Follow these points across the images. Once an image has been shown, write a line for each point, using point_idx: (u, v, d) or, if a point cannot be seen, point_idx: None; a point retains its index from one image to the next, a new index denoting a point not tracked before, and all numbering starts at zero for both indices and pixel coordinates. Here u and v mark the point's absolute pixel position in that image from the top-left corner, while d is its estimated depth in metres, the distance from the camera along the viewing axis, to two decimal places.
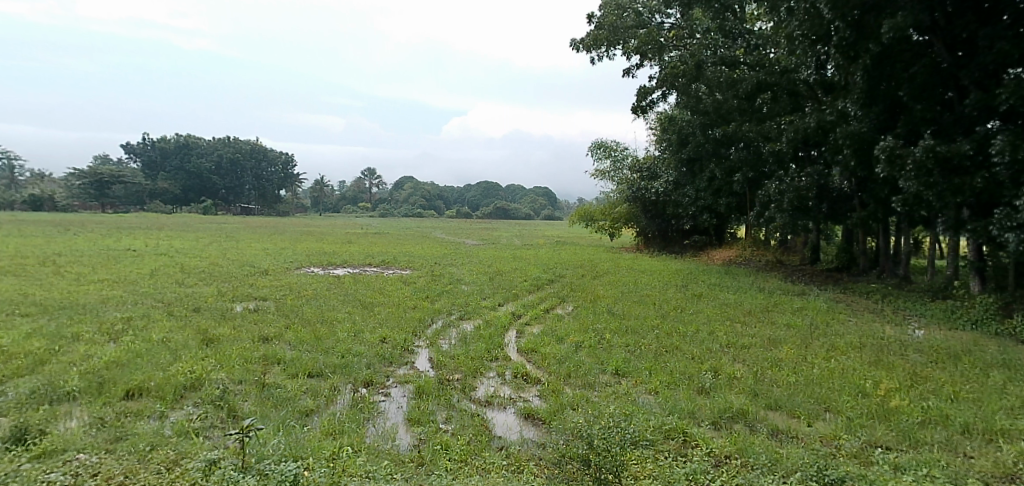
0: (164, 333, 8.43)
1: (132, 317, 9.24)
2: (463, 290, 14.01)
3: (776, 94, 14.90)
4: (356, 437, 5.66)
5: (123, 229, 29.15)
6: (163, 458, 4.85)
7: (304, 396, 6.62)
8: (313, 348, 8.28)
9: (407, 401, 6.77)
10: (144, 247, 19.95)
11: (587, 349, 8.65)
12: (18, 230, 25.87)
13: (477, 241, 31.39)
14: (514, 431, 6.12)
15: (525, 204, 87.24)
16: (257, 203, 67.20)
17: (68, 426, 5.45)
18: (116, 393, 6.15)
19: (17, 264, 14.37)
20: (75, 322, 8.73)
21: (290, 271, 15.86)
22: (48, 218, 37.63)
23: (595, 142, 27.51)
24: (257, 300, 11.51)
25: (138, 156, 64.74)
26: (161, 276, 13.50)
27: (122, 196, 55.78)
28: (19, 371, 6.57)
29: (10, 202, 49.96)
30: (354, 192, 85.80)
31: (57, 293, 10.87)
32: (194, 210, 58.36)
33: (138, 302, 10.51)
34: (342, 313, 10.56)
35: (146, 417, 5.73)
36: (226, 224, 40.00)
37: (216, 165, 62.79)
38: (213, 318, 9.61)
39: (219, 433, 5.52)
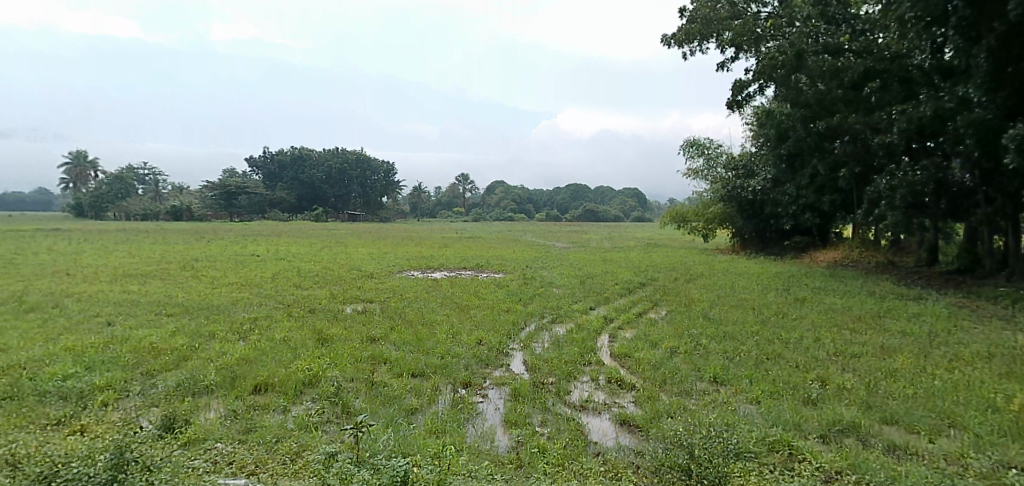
0: (285, 332, 9.13)
1: (258, 317, 10.06)
2: (556, 293, 14.11)
3: (886, 82, 13.98)
4: (458, 437, 5.88)
5: (247, 236, 31.66)
6: (287, 450, 5.30)
7: (409, 395, 6.95)
8: (416, 349, 8.68)
9: (504, 403, 6.95)
10: (265, 252, 21.58)
11: (683, 355, 8.50)
12: (162, 238, 28.78)
13: (567, 244, 31.47)
14: (610, 438, 6.13)
15: (616, 206, 85.98)
16: (362, 210, 70.83)
17: (208, 416, 6.05)
18: (246, 387, 6.74)
19: (163, 268, 16.06)
20: (210, 322, 9.64)
21: (392, 274, 16.61)
22: (187, 227, 41.49)
23: (686, 140, 26.80)
24: (365, 302, 12.19)
25: (258, 168, 70.02)
26: (280, 279, 14.58)
27: (247, 206, 60.37)
28: (167, 365, 7.34)
29: (156, 214, 55.97)
30: (448, 198, 88.45)
31: (196, 295, 12.00)
32: (307, 218, 62.11)
33: (262, 303, 11.42)
34: (440, 316, 10.95)
35: (272, 411, 6.25)
36: (333, 230, 42.34)
37: (326, 175, 66.56)
38: (326, 319, 10.27)
39: (335, 428, 5.92)
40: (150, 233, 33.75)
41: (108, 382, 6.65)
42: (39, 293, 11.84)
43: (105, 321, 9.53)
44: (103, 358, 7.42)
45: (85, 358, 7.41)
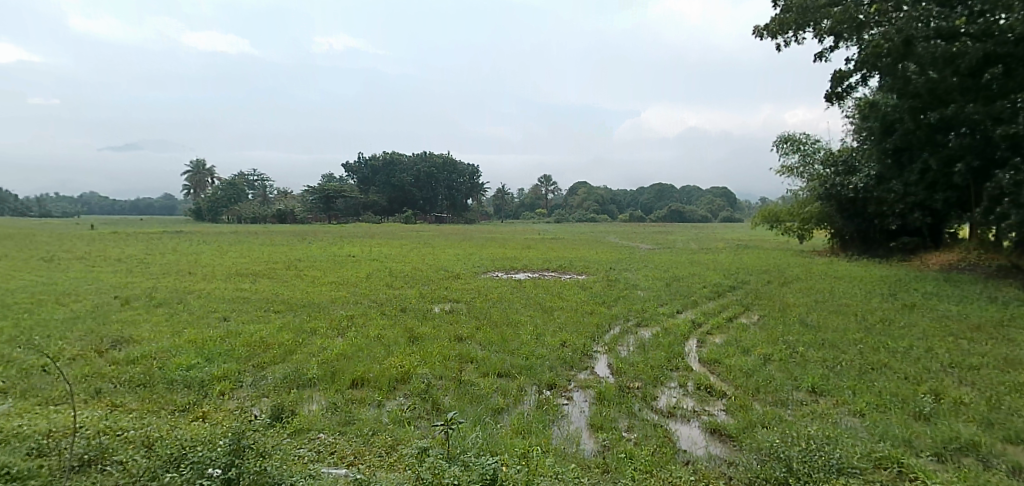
0: (379, 329, 9.52)
1: (353, 315, 10.56)
2: (641, 296, 13.88)
3: (1010, 67, 12.81)
4: (544, 439, 5.92)
5: (342, 238, 33.30)
6: (383, 443, 5.54)
7: (496, 395, 7.07)
8: (501, 349, 8.81)
9: (589, 406, 6.92)
10: (359, 253, 22.58)
11: (778, 363, 8.14)
12: (266, 240, 30.78)
13: (652, 245, 30.87)
14: (700, 446, 5.96)
15: (704, 206, 83.26)
16: (449, 213, 72.15)
17: (311, 407, 6.42)
18: (345, 381, 7.10)
19: (269, 268, 17.19)
20: (311, 318, 10.22)
21: (477, 275, 16.93)
22: (290, 230, 44.17)
23: (780, 136, 25.59)
24: (452, 302, 12.49)
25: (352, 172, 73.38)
26: (373, 279, 15.22)
27: (343, 209, 64.14)
28: (275, 358, 7.85)
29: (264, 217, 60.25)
30: (531, 199, 88.91)
31: (299, 293, 12.75)
32: (397, 220, 64.41)
33: (357, 301, 11.98)
34: (524, 317, 11.04)
35: (369, 405, 6.54)
36: (421, 232, 43.64)
37: (415, 178, 68.60)
38: (416, 317, 10.62)
39: (426, 424, 6.12)
40: (255, 235, 36.13)
41: (224, 373, 7.20)
42: (165, 290, 13.01)
43: (220, 316, 10.33)
44: (220, 351, 8.05)
45: (205, 350, 8.07)
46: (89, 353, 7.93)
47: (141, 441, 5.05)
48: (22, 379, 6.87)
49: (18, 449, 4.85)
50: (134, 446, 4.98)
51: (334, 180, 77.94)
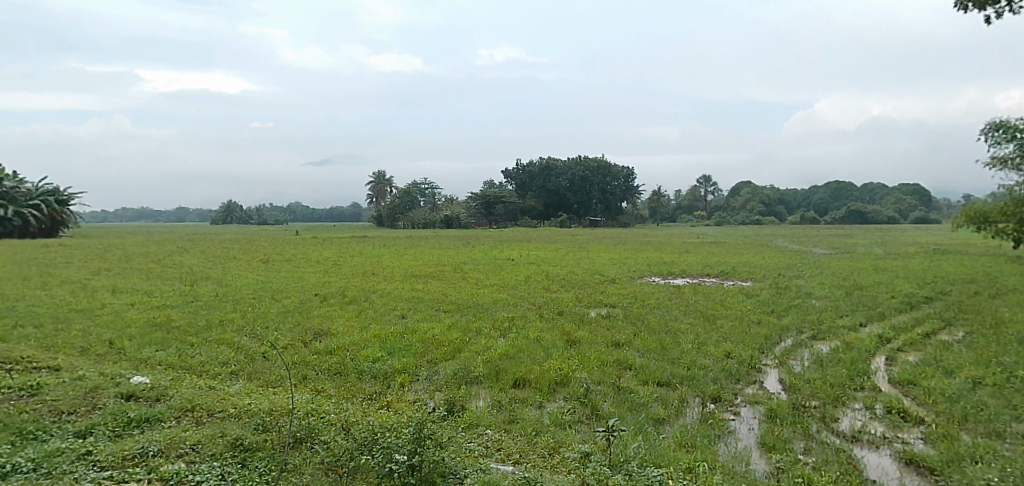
0: (538, 332, 9.75)
1: (514, 317, 10.93)
2: (816, 305, 12.73)
3: None
4: (710, 455, 5.68)
5: (501, 241, 34.57)
6: (546, 444, 5.68)
7: (656, 404, 6.91)
8: (661, 357, 8.60)
9: (759, 424, 6.50)
10: (517, 256, 23.29)
11: (990, 389, 7.05)
12: (432, 243, 32.87)
13: (828, 250, 28.19)
14: (893, 478, 5.35)
15: (890, 206, 74.31)
16: (603, 216, 71.71)
17: (478, 404, 6.75)
18: (508, 381, 7.37)
19: (436, 270, 18.35)
20: (476, 319, 10.75)
21: (634, 279, 16.66)
22: (454, 234, 46.77)
23: (990, 122, 22.08)
24: (608, 306, 12.43)
25: (510, 178, 75.86)
26: (531, 281, 15.62)
27: (501, 214, 67.23)
28: (446, 355, 8.39)
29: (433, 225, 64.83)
30: (689, 201, 85.55)
31: (465, 295, 13.45)
32: (553, 224, 65.43)
33: (517, 303, 12.38)
34: (685, 324, 10.67)
35: (531, 405, 6.72)
36: (575, 235, 43.90)
37: (570, 182, 69.00)
38: (574, 321, 10.70)
39: (586, 429, 6.15)
40: (422, 239, 38.75)
41: (403, 366, 7.83)
42: (353, 288, 14.46)
43: (397, 314, 11.26)
44: (400, 346, 8.76)
45: (387, 345, 8.83)
46: (297, 343, 9.06)
47: (339, 424, 5.65)
48: (247, 363, 8.03)
49: (248, 424, 5.67)
50: (334, 428, 5.59)
51: (495, 186, 81.12)
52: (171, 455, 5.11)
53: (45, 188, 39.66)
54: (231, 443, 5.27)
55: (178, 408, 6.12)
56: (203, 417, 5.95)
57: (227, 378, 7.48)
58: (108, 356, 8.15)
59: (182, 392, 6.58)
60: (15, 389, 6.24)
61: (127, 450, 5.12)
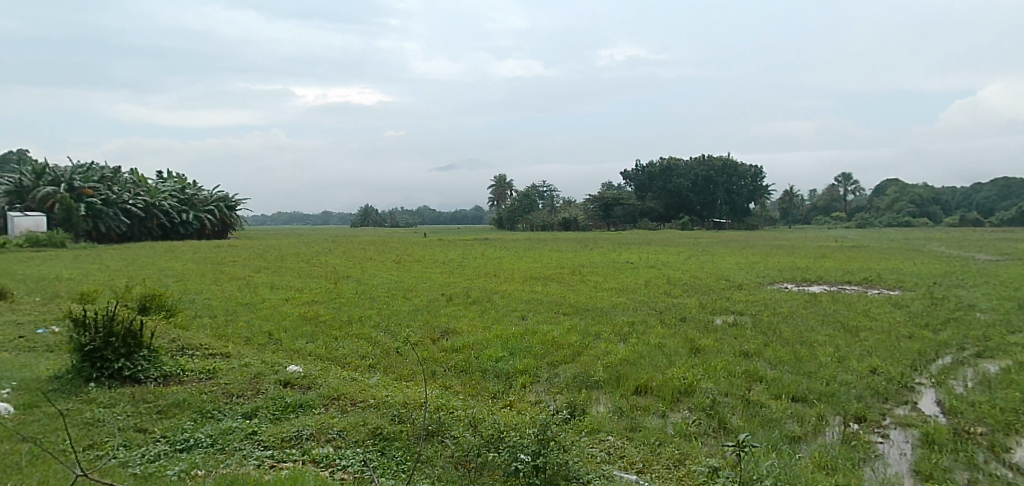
0: (660, 338, 9.55)
1: (635, 321, 10.76)
2: (981, 319, 11.34)
3: None
4: (854, 480, 5.28)
5: (620, 244, 34.10)
6: (670, 455, 5.57)
7: (791, 421, 6.52)
8: (796, 370, 8.10)
9: (913, 449, 5.93)
10: (637, 260, 22.86)
11: None
12: (551, 246, 33.14)
13: (995, 255, 24.95)
14: None
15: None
16: (729, 218, 68.49)
17: (599, 409, 6.73)
18: (629, 387, 7.30)
19: (556, 272, 18.48)
20: (596, 322, 10.71)
21: (763, 286, 15.76)
22: (573, 236, 46.79)
23: None
24: (736, 314, 11.87)
25: (631, 179, 74.51)
26: (653, 286, 15.28)
27: (620, 217, 66.37)
28: (566, 358, 8.46)
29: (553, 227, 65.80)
30: (826, 202, 79.41)
31: (584, 297, 13.45)
32: (674, 226, 63.52)
33: (638, 308, 12.18)
34: (822, 336, 9.95)
35: (653, 413, 6.61)
36: (698, 238, 42.34)
37: (693, 183, 66.52)
38: (697, 329, 10.34)
39: (714, 442, 5.94)
40: (540, 241, 39.14)
41: (524, 367, 8.01)
42: (477, 289, 14.95)
43: (518, 315, 11.50)
44: (522, 347, 8.96)
45: (509, 345, 9.07)
46: (426, 340, 9.55)
47: (467, 420, 5.89)
48: (384, 357, 8.60)
49: (386, 414, 6.08)
50: (463, 424, 5.83)
51: (614, 188, 80.19)
52: (321, 439, 5.59)
53: (216, 195, 44.80)
54: (372, 431, 5.67)
55: (326, 396, 6.68)
56: (347, 406, 6.45)
57: (366, 370, 8.05)
58: (267, 346, 9.07)
59: (328, 381, 7.18)
60: (196, 372, 7.13)
61: (285, 432, 5.67)
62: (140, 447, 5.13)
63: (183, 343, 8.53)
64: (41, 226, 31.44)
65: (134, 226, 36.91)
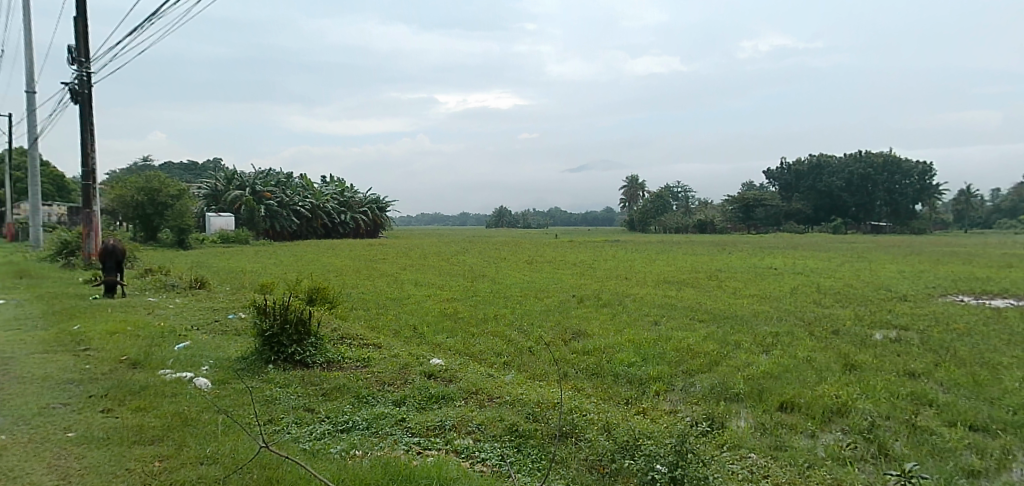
0: (808, 351, 8.91)
1: (779, 332, 10.12)
2: None
3: None
4: None
5: (763, 248, 32.18)
6: (821, 479, 5.19)
7: (967, 453, 5.82)
8: (973, 395, 7.21)
9: None
10: (783, 265, 21.43)
11: None
12: (688, 248, 32.04)
13: None
14: None
15: None
16: (889, 221, 62.05)
17: (739, 423, 6.43)
18: (773, 402, 6.91)
19: (692, 276, 17.86)
20: (736, 331, 10.22)
21: (933, 298, 14.12)
22: (710, 239, 44.83)
23: None
24: (898, 329, 10.74)
25: (775, 179, 69.85)
26: (800, 294, 14.27)
27: (762, 219, 62.64)
28: (703, 367, 8.18)
29: (686, 226, 63.91)
30: (1013, 203, 69.34)
31: (723, 304, 12.87)
32: (825, 230, 58.76)
33: (783, 318, 11.43)
34: (1008, 358, 8.73)
35: (801, 433, 6.20)
36: (853, 243, 38.86)
37: (847, 182, 60.96)
38: (852, 343, 9.51)
39: (872, 469, 5.45)
40: (675, 244, 37.95)
41: (659, 374, 7.86)
42: (609, 292, 14.85)
43: (652, 320, 11.26)
44: (655, 352, 8.80)
45: (642, 350, 8.95)
46: (558, 340, 9.69)
47: (601, 424, 5.89)
48: (518, 355, 8.85)
49: (521, 412, 6.25)
50: (597, 427, 5.83)
51: (756, 188, 75.76)
52: (462, 431, 5.87)
53: (369, 196, 48.49)
54: (509, 428, 5.86)
55: (465, 390, 7.01)
56: (485, 401, 6.72)
57: (501, 367, 8.33)
58: (412, 339, 9.69)
59: (467, 376, 7.53)
60: (353, 359, 7.81)
61: (429, 421, 6.04)
62: (309, 425, 5.72)
63: (342, 332, 9.38)
64: (229, 225, 35.92)
65: (303, 226, 41.11)
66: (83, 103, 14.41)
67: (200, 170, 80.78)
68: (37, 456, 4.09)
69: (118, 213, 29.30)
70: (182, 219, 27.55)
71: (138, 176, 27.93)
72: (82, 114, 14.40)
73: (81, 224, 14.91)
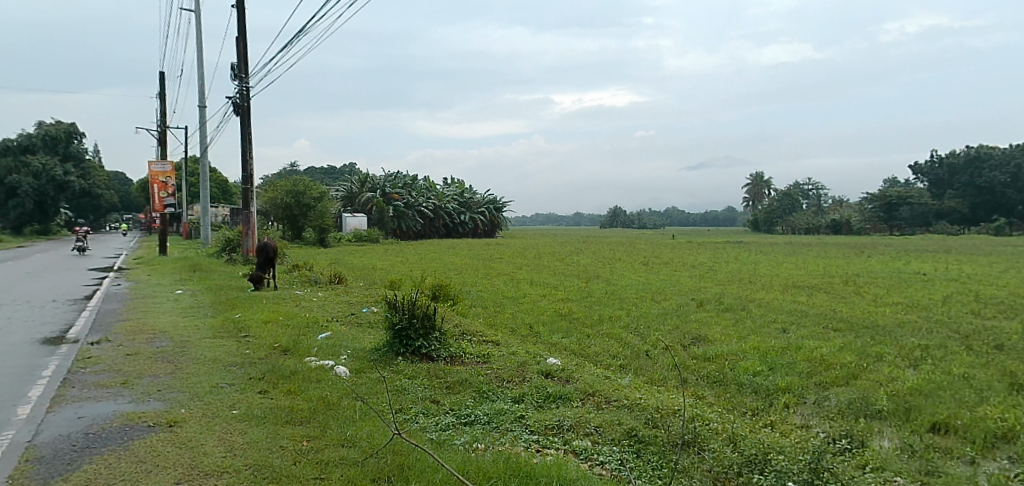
0: (965, 368, 8.02)
1: (929, 345, 9.18)
2: None
3: None
4: None
5: (910, 251, 29.25)
6: None
7: None
8: None
9: None
10: (933, 271, 19.37)
11: None
12: (821, 251, 29.85)
13: None
14: None
15: None
16: None
17: (881, 442, 5.93)
18: (922, 423, 6.32)
19: (825, 281, 16.63)
20: (877, 343, 9.39)
21: None
22: (845, 241, 41.24)
23: None
24: None
25: (926, 176, 62.85)
26: (954, 303, 12.82)
27: (908, 219, 57.41)
28: (838, 380, 7.63)
29: (818, 227, 60.52)
30: None
31: (861, 312, 11.87)
32: (986, 231, 52.39)
33: (933, 329, 10.34)
34: None
35: (957, 458, 5.61)
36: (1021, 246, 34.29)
37: (1013, 177, 53.16)
38: (1020, 361, 8.41)
39: None
40: (807, 246, 35.48)
41: (788, 386, 7.44)
42: (732, 296, 14.19)
43: (780, 327, 10.62)
44: (784, 362, 8.32)
45: (769, 359, 8.50)
46: (677, 345, 9.42)
47: (726, 435, 5.65)
48: (634, 359, 8.72)
49: (641, 417, 6.18)
50: (722, 438, 5.59)
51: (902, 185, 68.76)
52: (580, 432, 5.90)
53: (487, 197, 49.80)
54: (628, 432, 5.81)
55: (582, 391, 7.04)
56: (603, 403, 6.71)
57: (618, 370, 8.25)
58: (529, 338, 9.85)
59: (584, 377, 7.55)
60: (474, 355, 8.09)
61: (548, 420, 6.14)
62: (435, 416, 6.02)
63: (462, 328, 9.75)
64: (361, 224, 38.41)
65: (426, 225, 43.08)
66: (242, 115, 16.04)
67: (335, 173, 87.06)
68: (210, 429, 4.65)
69: (268, 214, 32.37)
70: (323, 220, 30.40)
71: (287, 180, 30.65)
72: (242, 125, 16.02)
73: (239, 224, 16.57)
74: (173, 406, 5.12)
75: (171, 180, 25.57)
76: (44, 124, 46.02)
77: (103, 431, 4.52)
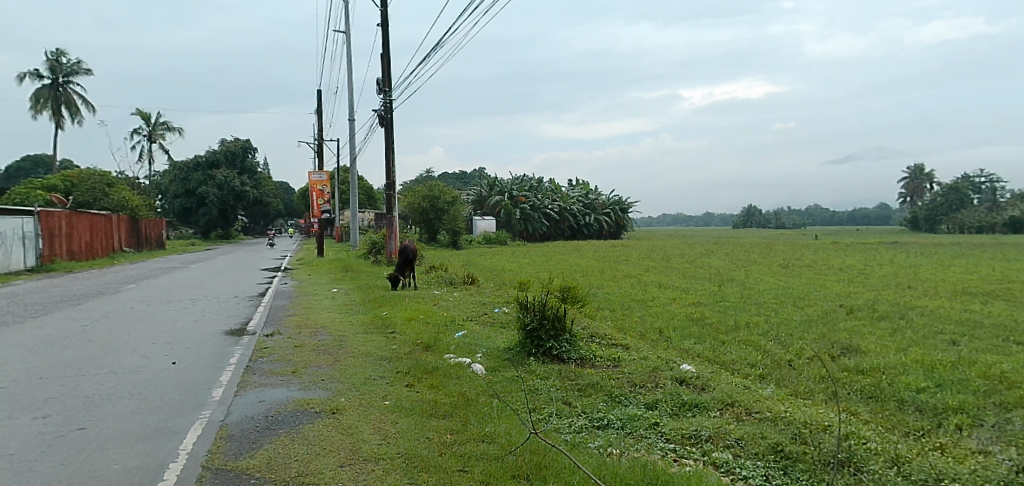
0: None
1: None
2: None
3: None
4: None
5: None
6: None
7: None
8: None
9: None
10: None
11: None
12: (998, 253, 26.33)
13: None
14: None
15: None
16: None
17: None
18: None
19: (1005, 288, 14.65)
20: None
21: None
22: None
23: None
24: None
25: None
26: None
27: None
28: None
29: (993, 225, 53.71)
30: None
31: None
32: None
33: None
34: None
35: None
36: None
37: None
38: None
39: None
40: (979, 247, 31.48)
41: (961, 405, 6.68)
42: (887, 303, 12.95)
43: (949, 339, 9.53)
44: (954, 379, 7.48)
45: (935, 375, 7.68)
46: (824, 356, 8.79)
47: (887, 456, 5.19)
48: (776, 369, 8.27)
49: (786, 431, 5.86)
50: (881, 459, 5.15)
51: None
52: (720, 443, 5.69)
53: (613, 198, 49.22)
54: (772, 447, 5.53)
55: (720, 401, 6.79)
56: (742, 414, 6.43)
57: (757, 380, 7.86)
58: (658, 342, 9.66)
59: (721, 386, 7.27)
60: (605, 358, 8.08)
61: (685, 429, 5.99)
62: (568, 418, 6.10)
63: (592, 331, 9.76)
64: (491, 227, 39.61)
65: (552, 228, 43.59)
66: (386, 126, 17.19)
67: (467, 178, 90.41)
68: (366, 418, 5.07)
69: (407, 218, 34.38)
70: (456, 223, 31.85)
71: (423, 186, 32.36)
72: (386, 135, 17.15)
73: (384, 228, 17.80)
74: (334, 395, 5.64)
75: (327, 189, 27.89)
76: (226, 142, 52.26)
77: (279, 415, 5.07)
